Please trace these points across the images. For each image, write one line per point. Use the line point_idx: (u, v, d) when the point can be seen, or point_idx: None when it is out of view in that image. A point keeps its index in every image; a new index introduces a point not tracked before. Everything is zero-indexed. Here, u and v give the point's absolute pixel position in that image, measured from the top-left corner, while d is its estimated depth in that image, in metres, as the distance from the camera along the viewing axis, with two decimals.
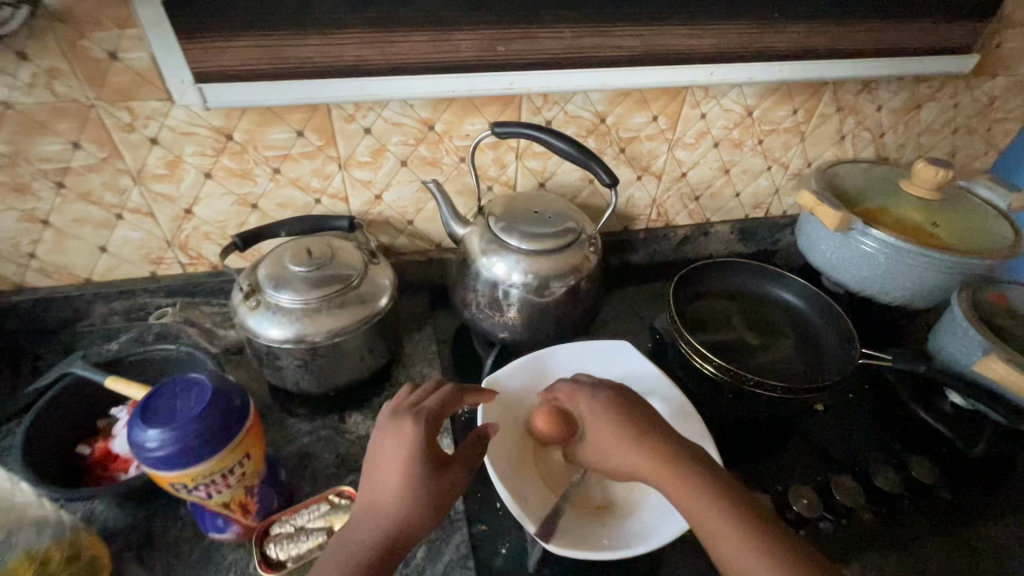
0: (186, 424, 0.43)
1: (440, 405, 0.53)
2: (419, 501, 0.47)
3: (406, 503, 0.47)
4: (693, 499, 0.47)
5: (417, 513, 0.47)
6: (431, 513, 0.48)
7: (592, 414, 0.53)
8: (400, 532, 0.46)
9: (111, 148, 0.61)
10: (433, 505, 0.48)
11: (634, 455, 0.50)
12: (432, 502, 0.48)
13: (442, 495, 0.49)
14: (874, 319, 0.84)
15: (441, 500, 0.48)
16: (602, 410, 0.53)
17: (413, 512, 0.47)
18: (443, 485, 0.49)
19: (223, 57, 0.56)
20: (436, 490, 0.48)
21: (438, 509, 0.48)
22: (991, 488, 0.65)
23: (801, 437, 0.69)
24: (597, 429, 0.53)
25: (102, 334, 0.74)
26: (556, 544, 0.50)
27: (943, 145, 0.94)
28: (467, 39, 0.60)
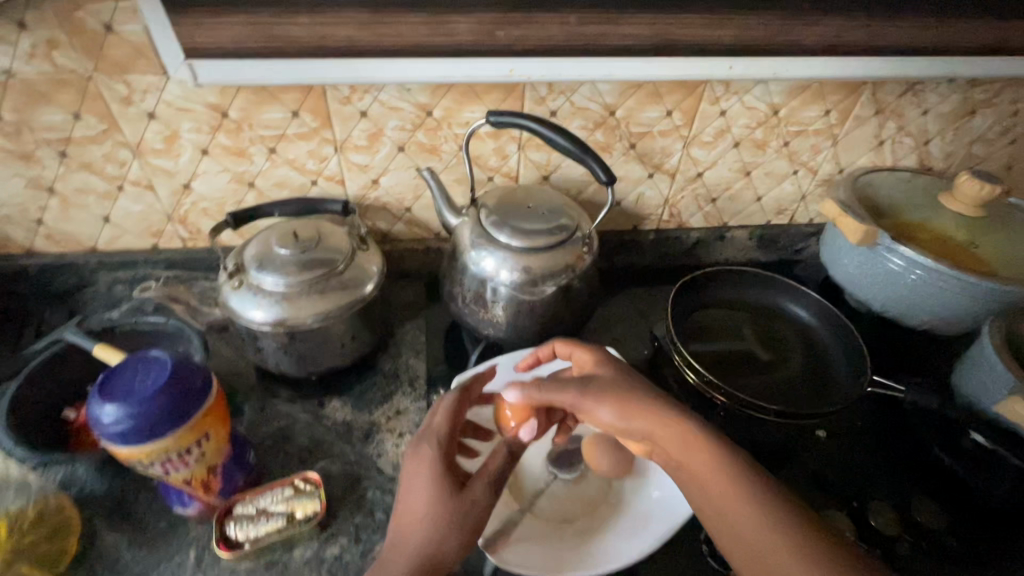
0: (141, 401, 0.43)
1: (450, 428, 0.53)
2: (451, 527, 0.46)
3: (436, 529, 0.46)
4: (696, 458, 0.47)
5: (451, 539, 0.46)
6: (465, 537, 0.46)
7: (602, 367, 0.56)
8: (433, 557, 0.45)
9: (110, 121, 0.62)
10: (466, 529, 0.46)
11: (636, 408, 0.51)
12: (465, 524, 0.47)
13: (475, 515, 0.47)
14: (897, 343, 0.78)
15: (475, 522, 0.47)
16: (611, 365, 0.56)
17: (448, 537, 0.46)
18: (476, 507, 0.48)
19: (214, 33, 0.55)
20: (468, 512, 0.47)
21: (472, 531, 0.47)
22: (1003, 540, 0.59)
23: (799, 464, 0.65)
24: (606, 379, 0.54)
25: (106, 301, 0.76)
26: (503, 556, 0.49)
27: (998, 156, 0.85)
28: (464, 22, 0.57)
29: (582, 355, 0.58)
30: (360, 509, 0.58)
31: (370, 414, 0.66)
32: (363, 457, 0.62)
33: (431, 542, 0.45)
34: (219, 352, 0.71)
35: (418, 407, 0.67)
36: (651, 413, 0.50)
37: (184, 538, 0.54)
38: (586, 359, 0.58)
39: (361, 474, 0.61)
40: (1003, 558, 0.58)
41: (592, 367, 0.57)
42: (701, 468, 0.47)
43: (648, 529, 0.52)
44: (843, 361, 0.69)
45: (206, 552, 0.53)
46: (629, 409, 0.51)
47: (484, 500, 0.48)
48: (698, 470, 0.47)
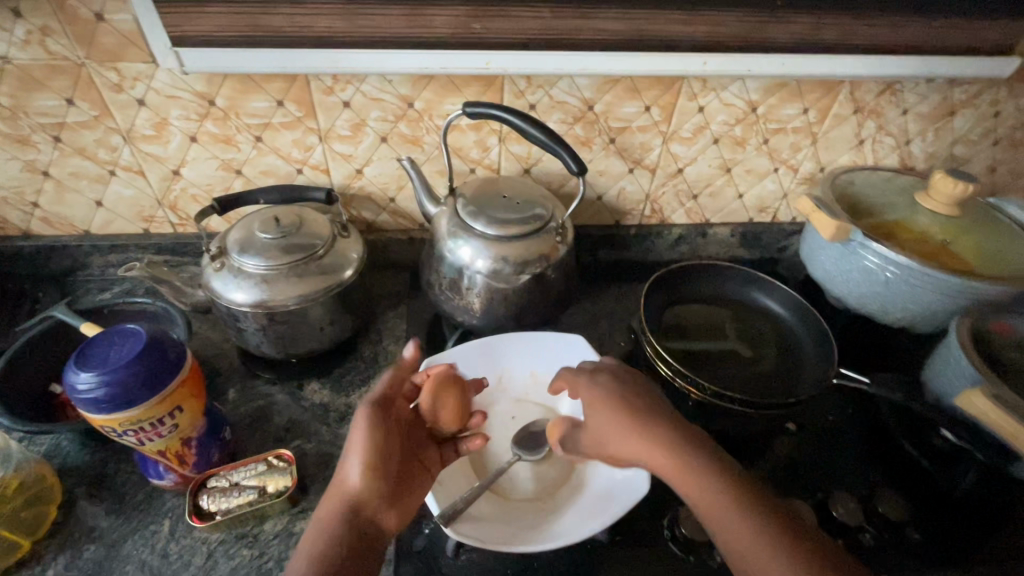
0: (114, 370, 0.45)
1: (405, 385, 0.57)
2: (343, 455, 0.49)
3: (337, 461, 0.49)
4: (687, 483, 0.46)
5: (341, 466, 0.48)
6: (351, 460, 0.47)
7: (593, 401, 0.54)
8: (335, 487, 0.48)
9: (102, 107, 0.64)
10: (350, 453, 0.48)
11: (628, 436, 0.49)
12: (352, 449, 0.48)
13: (359, 438, 0.49)
14: (874, 340, 0.78)
15: (358, 444, 0.48)
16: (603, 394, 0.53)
17: (340, 465, 0.48)
18: (358, 432, 0.49)
19: (199, 22, 0.57)
20: (354, 438, 0.49)
21: (358, 455, 0.48)
22: (969, 533, 0.59)
23: (769, 456, 0.65)
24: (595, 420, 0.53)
25: (98, 284, 0.78)
26: (456, 528, 0.50)
27: (981, 157, 0.85)
28: (441, 15, 0.60)
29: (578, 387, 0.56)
30: None
31: (347, 397, 0.68)
32: (337, 437, 0.64)
33: (334, 475, 0.48)
34: (203, 334, 0.73)
35: None
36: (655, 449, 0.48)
37: (159, 509, 0.56)
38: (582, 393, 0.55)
39: (334, 453, 0.62)
40: (968, 551, 0.57)
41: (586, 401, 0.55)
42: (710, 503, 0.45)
43: (606, 503, 0.54)
44: (814, 355, 0.71)
45: (180, 522, 0.55)
46: (618, 436, 0.50)
47: (364, 422, 0.50)
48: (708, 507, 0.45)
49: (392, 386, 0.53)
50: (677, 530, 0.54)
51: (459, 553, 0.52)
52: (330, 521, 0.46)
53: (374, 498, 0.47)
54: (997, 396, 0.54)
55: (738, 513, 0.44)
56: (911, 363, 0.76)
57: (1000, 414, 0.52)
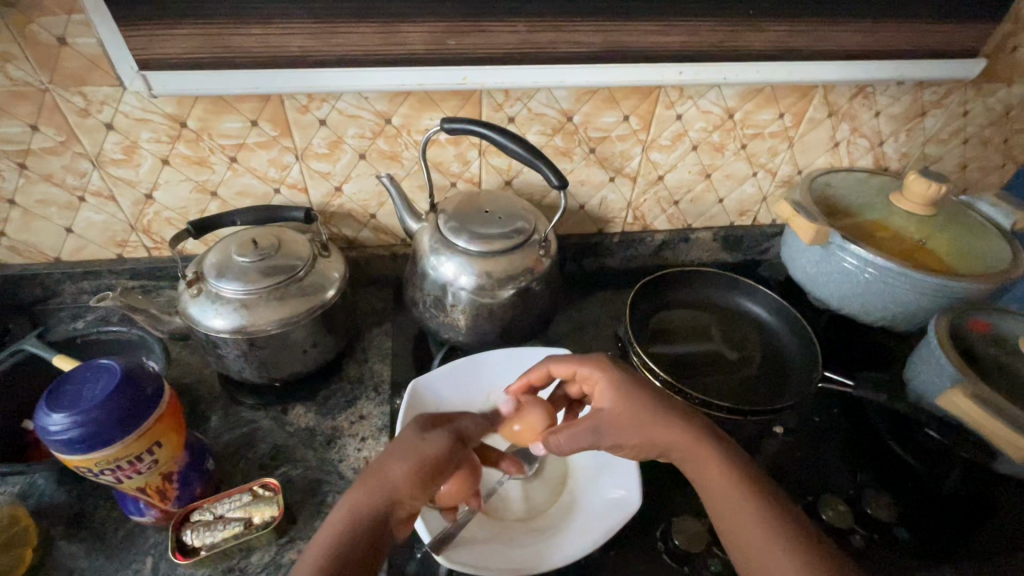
0: (88, 409, 0.44)
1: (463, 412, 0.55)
2: (399, 456, 0.47)
3: (388, 455, 0.47)
4: (709, 466, 0.48)
5: (395, 465, 0.46)
6: (410, 468, 0.46)
7: (614, 389, 0.53)
8: (380, 482, 0.45)
9: (68, 132, 0.63)
10: (411, 461, 0.46)
11: (655, 426, 0.51)
12: (413, 458, 0.47)
13: (428, 453, 0.47)
14: (856, 340, 0.79)
15: (423, 459, 0.47)
16: (627, 380, 0.54)
17: (392, 464, 0.46)
18: (427, 446, 0.48)
19: (167, 45, 0.56)
20: (419, 448, 0.47)
21: (417, 468, 0.46)
22: (955, 529, 0.60)
23: (758, 459, 0.65)
24: (620, 408, 0.52)
25: (71, 312, 0.76)
26: (448, 555, 0.50)
27: (952, 156, 0.87)
28: (415, 32, 0.59)
29: (597, 373, 0.55)
30: (320, 514, 0.58)
31: (334, 419, 0.67)
32: (324, 462, 0.63)
33: (379, 469, 0.46)
34: (182, 360, 0.71)
35: (381, 411, 0.68)
36: (677, 435, 0.50)
37: (142, 546, 0.54)
38: (602, 375, 0.55)
39: (322, 479, 0.61)
40: (956, 547, 0.58)
41: (606, 384, 0.54)
42: (728, 488, 0.47)
43: (600, 520, 0.54)
44: (798, 358, 0.71)
45: (163, 559, 0.53)
46: (643, 425, 0.51)
47: (437, 443, 0.48)
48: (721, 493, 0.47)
49: (478, 431, 0.52)
50: (670, 542, 0.54)
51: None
52: (361, 516, 0.44)
53: (405, 512, 0.46)
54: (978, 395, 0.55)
55: (755, 497, 0.46)
56: (893, 361, 0.77)
57: (981, 413, 0.53)
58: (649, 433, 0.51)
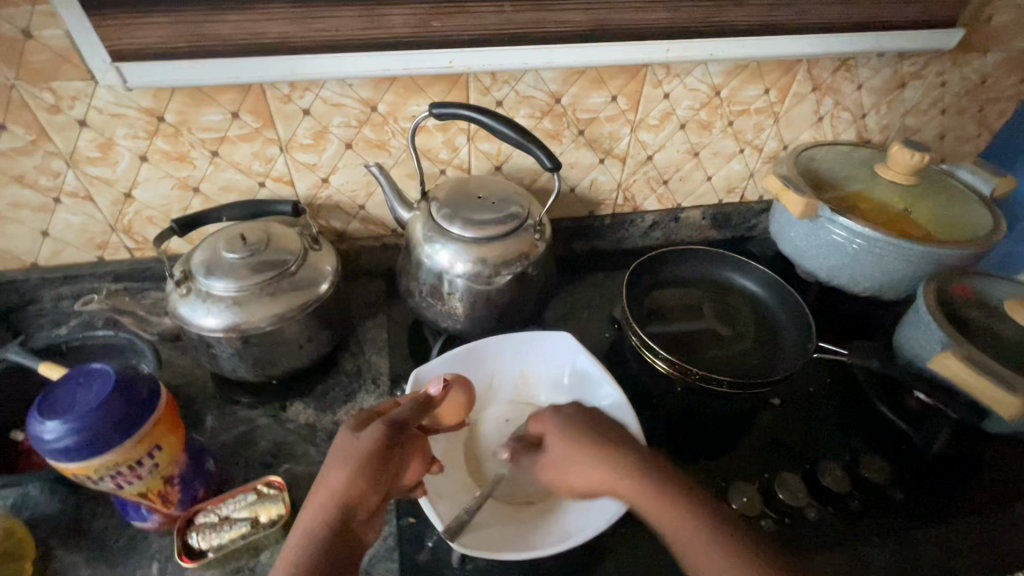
0: (84, 415, 0.42)
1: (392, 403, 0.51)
2: (337, 463, 0.44)
3: (327, 469, 0.44)
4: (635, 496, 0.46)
5: (336, 472, 0.43)
6: (350, 472, 0.43)
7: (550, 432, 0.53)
8: (326, 493, 0.43)
9: (38, 131, 0.60)
10: (349, 462, 0.43)
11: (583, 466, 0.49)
12: (349, 462, 0.44)
13: (364, 452, 0.44)
14: (844, 310, 0.81)
15: (362, 457, 0.44)
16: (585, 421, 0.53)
17: (331, 475, 0.43)
18: (362, 444, 0.45)
19: (140, 34, 0.54)
20: (355, 448, 0.45)
21: (358, 467, 0.43)
22: (948, 487, 0.62)
23: (757, 430, 0.67)
24: (555, 451, 0.52)
25: (52, 318, 0.73)
26: (462, 542, 0.49)
27: (932, 126, 0.89)
28: (399, 14, 0.58)
29: (553, 418, 0.54)
30: None
31: (334, 414, 0.66)
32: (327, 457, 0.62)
33: (321, 486, 0.43)
34: (174, 362, 0.70)
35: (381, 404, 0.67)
36: (616, 473, 0.47)
37: (146, 551, 0.53)
38: (560, 420, 0.53)
39: None
40: (948, 504, 0.60)
41: (564, 426, 0.53)
42: (676, 522, 0.43)
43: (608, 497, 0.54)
44: (792, 330, 0.73)
45: (169, 563, 0.52)
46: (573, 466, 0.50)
47: (372, 437, 0.45)
48: (670, 524, 0.43)
49: (410, 414, 0.49)
50: None
51: (465, 563, 0.52)
52: (316, 534, 0.41)
53: (364, 514, 0.43)
54: (968, 356, 0.56)
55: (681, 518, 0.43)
56: (881, 329, 0.79)
57: (971, 374, 0.54)
58: (579, 473, 0.49)
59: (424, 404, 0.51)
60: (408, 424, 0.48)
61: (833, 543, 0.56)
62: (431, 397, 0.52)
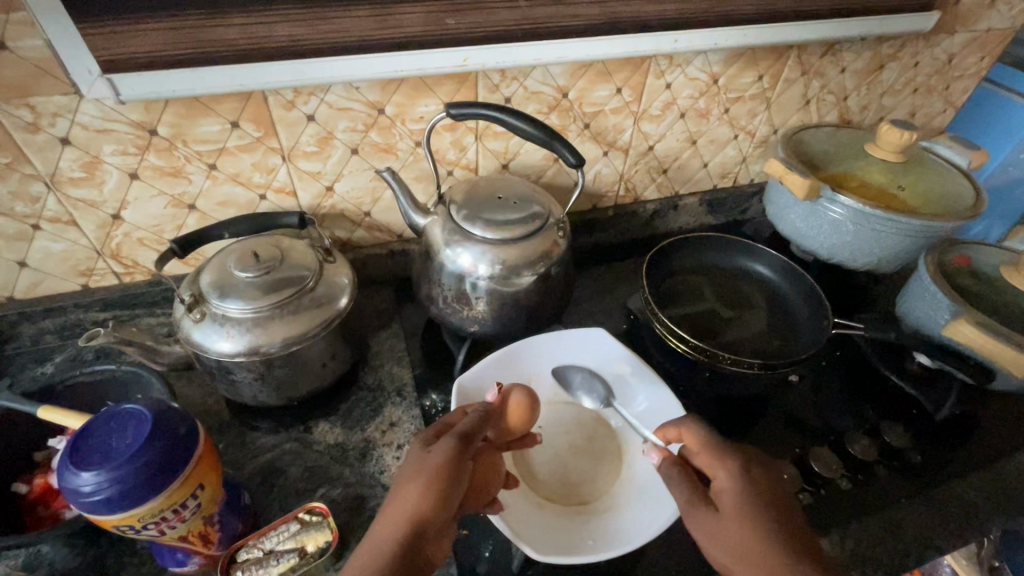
0: (123, 462, 0.39)
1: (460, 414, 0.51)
2: (408, 478, 0.43)
3: (399, 484, 0.44)
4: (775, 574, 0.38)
5: (407, 488, 0.43)
6: (422, 487, 0.42)
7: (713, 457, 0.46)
8: (396, 512, 0.42)
9: (14, 151, 0.54)
10: (422, 477, 0.43)
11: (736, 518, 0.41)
12: (421, 475, 0.43)
13: (436, 466, 0.43)
14: (842, 287, 0.85)
15: (431, 470, 0.43)
16: (756, 473, 0.44)
17: (403, 490, 0.43)
18: (431, 456, 0.44)
19: (133, 42, 0.49)
20: (426, 462, 0.44)
21: (428, 481, 0.43)
22: (960, 446, 0.66)
23: (781, 409, 0.69)
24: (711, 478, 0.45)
25: (35, 356, 0.67)
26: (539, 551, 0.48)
27: (904, 105, 0.94)
28: (412, 13, 0.55)
29: (721, 464, 0.45)
30: None
31: (364, 431, 0.64)
32: (364, 477, 0.60)
33: (393, 500, 0.42)
34: (182, 392, 0.65)
35: (411, 416, 0.65)
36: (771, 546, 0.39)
37: None
38: (729, 464, 0.44)
39: (366, 495, 0.58)
40: (961, 462, 0.64)
41: (730, 476, 0.44)
42: None
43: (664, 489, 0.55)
44: (804, 309, 0.76)
45: None
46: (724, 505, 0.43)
47: (442, 451, 0.45)
48: None
49: (476, 424, 0.48)
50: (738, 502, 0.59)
51: (527, 567, 0.52)
52: (384, 551, 0.39)
53: (433, 534, 0.42)
54: (977, 322, 0.60)
55: None
56: (877, 300, 0.83)
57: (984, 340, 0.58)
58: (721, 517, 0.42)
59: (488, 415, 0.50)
60: (477, 436, 0.48)
61: (868, 509, 0.59)
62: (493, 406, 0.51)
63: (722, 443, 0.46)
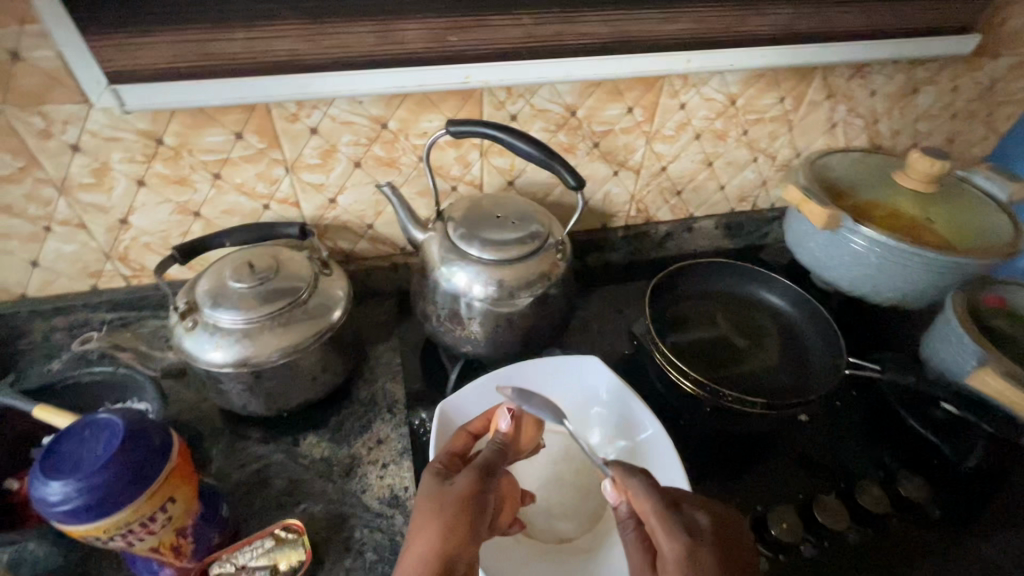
0: (93, 473, 0.39)
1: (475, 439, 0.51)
2: (432, 513, 0.43)
3: (418, 519, 0.43)
4: None
5: (433, 521, 0.42)
6: (445, 524, 0.41)
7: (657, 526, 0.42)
8: (419, 550, 0.41)
9: (27, 156, 0.56)
10: (445, 512, 0.42)
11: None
12: (445, 509, 0.42)
13: (459, 500, 0.43)
14: (864, 321, 0.80)
15: (457, 504, 0.43)
16: (703, 560, 0.40)
17: (424, 530, 0.41)
18: (456, 491, 0.44)
19: (138, 54, 0.50)
20: (450, 496, 0.44)
21: (456, 516, 0.42)
22: (984, 502, 0.60)
23: (785, 449, 0.65)
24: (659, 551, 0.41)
25: (44, 352, 0.69)
26: None
27: (941, 131, 0.88)
28: (414, 30, 0.55)
29: (666, 546, 0.41)
30: (349, 551, 0.54)
31: (350, 447, 0.63)
32: (346, 494, 0.59)
33: (415, 537, 0.41)
34: (177, 396, 0.66)
35: (400, 434, 0.64)
36: None
37: None
38: (671, 548, 0.41)
39: (346, 513, 0.57)
40: (986, 521, 0.59)
41: (673, 562, 0.40)
42: None
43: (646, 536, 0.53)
44: (819, 344, 0.71)
45: None
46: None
47: (464, 484, 0.44)
48: None
49: (494, 456, 0.48)
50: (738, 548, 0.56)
51: None
52: None
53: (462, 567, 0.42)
54: (1005, 371, 0.56)
55: None
56: (902, 338, 0.78)
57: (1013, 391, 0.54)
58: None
59: (505, 444, 0.50)
60: (495, 468, 0.47)
61: (874, 566, 0.55)
62: (507, 433, 0.51)
63: (670, 520, 0.42)
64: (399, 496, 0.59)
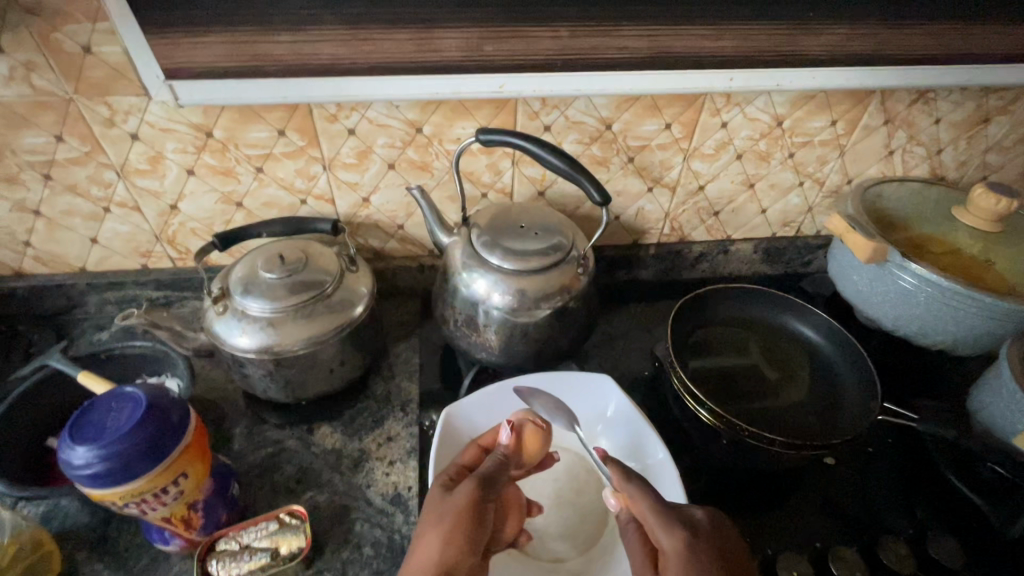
0: (112, 442, 0.42)
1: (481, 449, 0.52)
2: (433, 523, 0.43)
3: (423, 526, 0.43)
4: None
5: (434, 531, 0.42)
6: (447, 532, 0.42)
7: (659, 520, 0.44)
8: (422, 557, 0.41)
9: (93, 142, 0.61)
10: (446, 519, 0.43)
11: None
12: (447, 517, 0.43)
13: (460, 508, 0.43)
14: (908, 364, 0.75)
15: (456, 514, 0.43)
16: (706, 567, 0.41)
17: (429, 533, 0.42)
18: (455, 501, 0.44)
19: (192, 53, 0.53)
20: (449, 506, 0.44)
21: (456, 524, 0.42)
22: None
23: (808, 491, 0.62)
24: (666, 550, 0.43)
25: (96, 323, 0.74)
26: None
27: (1015, 165, 0.82)
28: (451, 38, 0.56)
29: (667, 544, 0.43)
30: (348, 544, 0.56)
31: (361, 441, 0.64)
32: (352, 487, 0.60)
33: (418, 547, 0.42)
34: (208, 375, 0.70)
35: (409, 433, 0.65)
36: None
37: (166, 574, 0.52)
38: (671, 541, 0.43)
39: (349, 506, 0.58)
40: None
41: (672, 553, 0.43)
42: None
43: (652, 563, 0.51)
44: (854, 385, 0.67)
45: None
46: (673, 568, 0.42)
47: (466, 492, 0.45)
48: None
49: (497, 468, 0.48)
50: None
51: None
52: None
53: None
54: None
55: None
56: (951, 386, 0.72)
57: None
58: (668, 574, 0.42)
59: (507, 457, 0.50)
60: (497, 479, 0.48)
61: None
62: (508, 445, 0.50)
63: (665, 522, 0.44)
64: (402, 495, 0.60)
